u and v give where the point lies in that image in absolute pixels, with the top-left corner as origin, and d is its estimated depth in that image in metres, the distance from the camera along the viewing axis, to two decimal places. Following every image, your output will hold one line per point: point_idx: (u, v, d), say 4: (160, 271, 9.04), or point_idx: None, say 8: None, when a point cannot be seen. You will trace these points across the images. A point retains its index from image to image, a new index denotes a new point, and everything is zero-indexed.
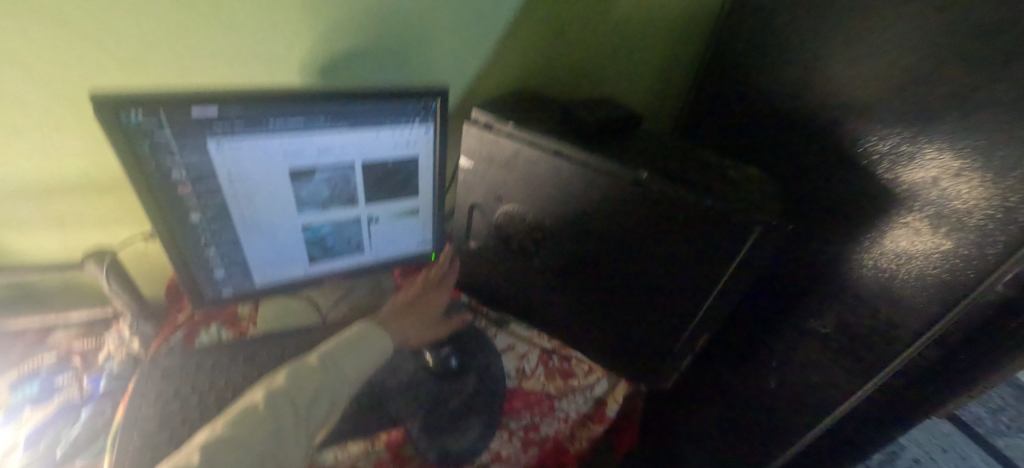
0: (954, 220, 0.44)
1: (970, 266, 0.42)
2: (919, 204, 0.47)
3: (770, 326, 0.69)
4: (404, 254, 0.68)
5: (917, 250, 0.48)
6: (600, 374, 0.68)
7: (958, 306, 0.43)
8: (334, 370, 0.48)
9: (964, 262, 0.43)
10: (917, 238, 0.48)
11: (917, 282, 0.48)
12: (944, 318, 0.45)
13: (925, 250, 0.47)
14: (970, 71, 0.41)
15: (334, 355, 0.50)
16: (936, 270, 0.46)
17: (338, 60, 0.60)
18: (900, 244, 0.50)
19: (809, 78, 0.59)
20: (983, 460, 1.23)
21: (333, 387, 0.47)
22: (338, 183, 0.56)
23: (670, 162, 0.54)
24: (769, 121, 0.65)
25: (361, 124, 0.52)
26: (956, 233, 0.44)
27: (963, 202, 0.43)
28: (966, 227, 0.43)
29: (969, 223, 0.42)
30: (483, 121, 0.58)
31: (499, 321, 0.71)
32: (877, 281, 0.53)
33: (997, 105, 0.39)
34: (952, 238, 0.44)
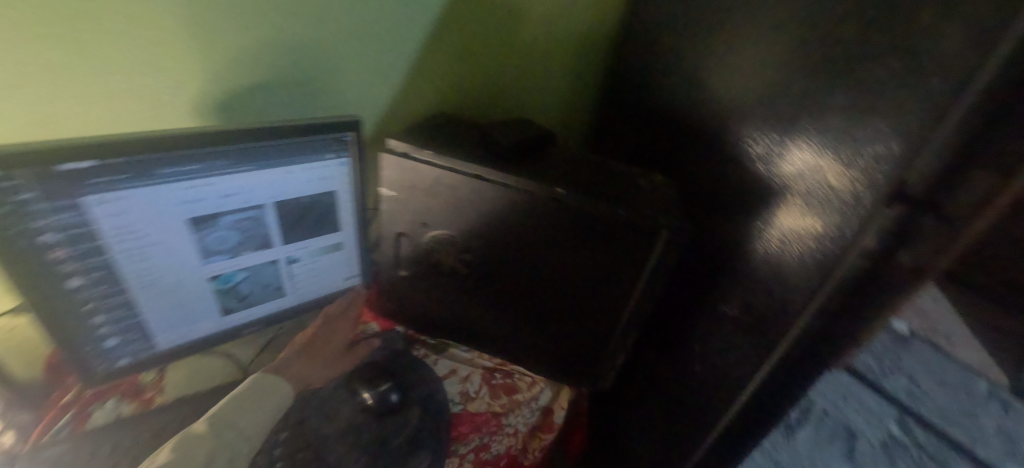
0: (819, 207, 0.51)
1: (834, 245, 0.50)
2: (793, 195, 0.55)
3: (689, 315, 0.75)
4: (330, 292, 0.66)
5: (792, 235, 0.55)
6: (543, 384, 0.70)
7: (830, 279, 0.51)
8: (229, 430, 0.48)
9: (830, 242, 0.50)
10: (792, 226, 0.55)
11: (796, 263, 0.55)
12: (820, 291, 0.52)
13: (798, 235, 0.54)
14: (827, 79, 0.48)
15: (225, 416, 0.48)
16: (810, 251, 0.53)
17: (237, 96, 0.56)
18: (778, 231, 0.57)
19: (697, 90, 0.65)
20: (875, 401, 1.43)
21: (230, 447, 0.46)
22: (247, 228, 0.52)
23: (585, 176, 0.57)
24: (668, 130, 0.72)
25: (270, 163, 0.49)
26: (822, 218, 0.51)
27: (826, 191, 0.50)
28: (829, 212, 0.50)
29: (831, 209, 0.50)
30: (401, 149, 0.56)
31: (437, 346, 0.70)
32: (767, 265, 0.60)
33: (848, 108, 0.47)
34: (818, 223, 0.52)
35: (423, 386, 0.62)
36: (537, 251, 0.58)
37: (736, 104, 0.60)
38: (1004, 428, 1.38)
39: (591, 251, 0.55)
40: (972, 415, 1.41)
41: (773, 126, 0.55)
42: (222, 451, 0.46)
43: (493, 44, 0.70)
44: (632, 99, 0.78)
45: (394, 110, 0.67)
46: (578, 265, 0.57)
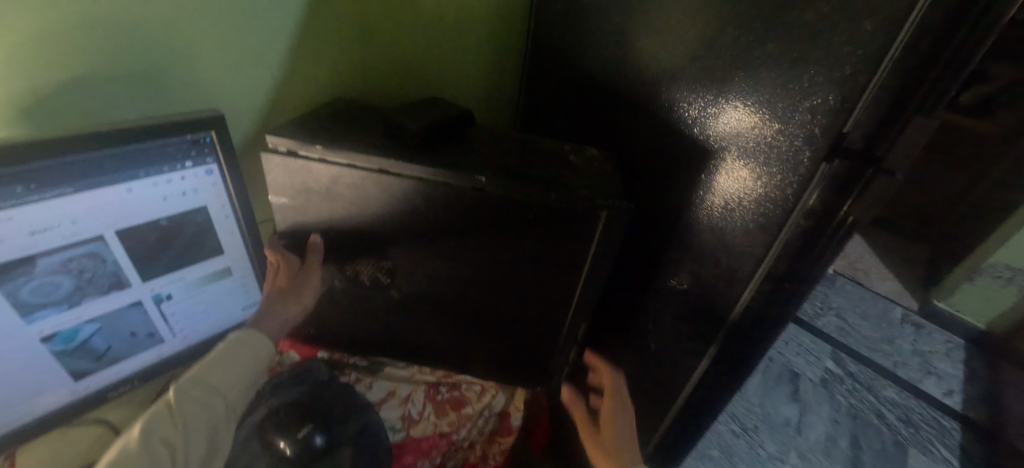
0: (760, 169, 0.48)
1: (780, 206, 0.47)
2: (731, 159, 0.51)
3: (638, 293, 0.71)
4: (226, 326, 0.55)
5: (735, 199, 0.52)
6: (495, 390, 0.63)
7: (777, 242, 0.48)
8: (224, 390, 0.43)
9: (775, 204, 0.47)
10: (733, 191, 0.52)
11: (741, 230, 0.52)
12: (768, 255, 0.50)
13: (741, 199, 0.51)
14: (760, 31, 0.44)
15: (204, 376, 0.42)
16: (755, 216, 0.50)
17: (51, 97, 0.42)
18: (720, 197, 0.54)
19: (624, 52, 0.60)
20: (812, 342, 1.53)
21: (216, 410, 0.42)
22: (85, 266, 0.40)
23: (512, 158, 0.50)
24: (598, 99, 0.66)
25: (99, 181, 0.38)
26: (764, 180, 0.48)
27: (766, 151, 0.47)
28: (771, 173, 0.47)
29: (772, 169, 0.47)
30: (284, 147, 0.46)
31: (370, 367, 0.63)
32: (711, 236, 0.56)
33: (785, 59, 0.43)
34: (761, 184, 0.48)
35: (357, 417, 0.54)
36: (464, 251, 0.50)
37: (665, 65, 0.55)
38: (918, 348, 1.53)
39: (524, 245, 0.48)
40: (891, 341, 1.55)
41: (707, 85, 0.51)
42: (206, 416, 0.41)
43: (393, 14, 0.60)
44: (555, 68, 0.71)
45: (278, 100, 0.56)
46: (511, 262, 0.50)
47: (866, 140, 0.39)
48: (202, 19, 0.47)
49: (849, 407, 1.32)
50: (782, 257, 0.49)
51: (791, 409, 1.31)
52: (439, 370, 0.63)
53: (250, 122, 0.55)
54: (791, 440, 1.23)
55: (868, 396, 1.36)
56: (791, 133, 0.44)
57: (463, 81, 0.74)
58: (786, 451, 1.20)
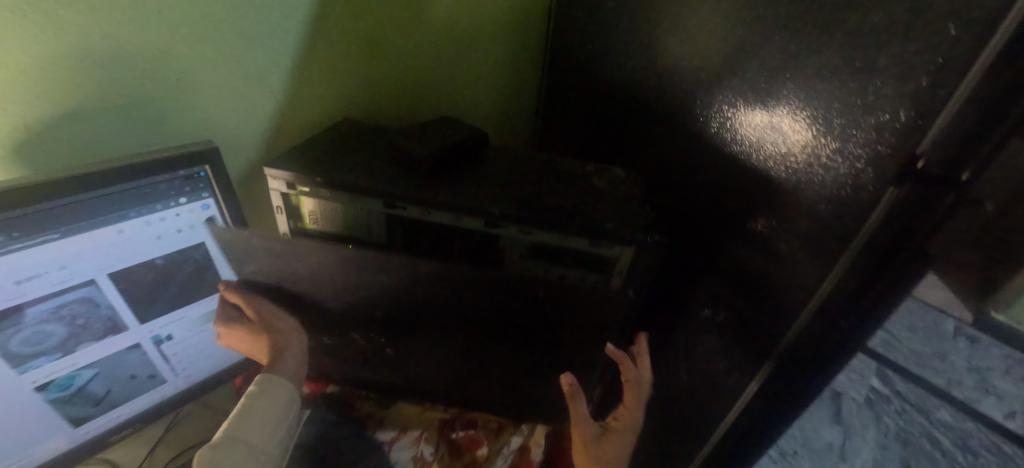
0: (810, 194, 0.42)
1: (832, 240, 0.40)
2: (777, 179, 0.45)
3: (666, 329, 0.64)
4: (232, 363, 0.52)
5: (783, 229, 0.45)
6: (513, 428, 0.59)
7: (825, 282, 0.41)
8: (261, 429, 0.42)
9: (826, 236, 0.41)
10: (778, 216, 0.46)
11: (784, 263, 0.46)
12: (814, 296, 0.43)
13: (787, 225, 0.45)
14: (813, 44, 0.39)
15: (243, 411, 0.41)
16: (800, 248, 0.44)
17: (44, 132, 0.40)
18: (763, 224, 0.47)
19: (652, 64, 0.54)
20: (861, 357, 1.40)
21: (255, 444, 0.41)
22: (77, 311, 0.38)
23: (529, 184, 0.46)
24: (624, 113, 0.61)
25: (88, 223, 0.35)
26: (813, 205, 0.42)
27: (817, 174, 0.41)
28: (821, 199, 0.41)
29: (823, 195, 0.40)
30: (285, 179, 0.43)
31: (382, 402, 0.59)
32: (750, 265, 0.50)
33: (842, 76, 0.37)
34: (812, 215, 0.42)
35: None
36: (468, 292, 0.45)
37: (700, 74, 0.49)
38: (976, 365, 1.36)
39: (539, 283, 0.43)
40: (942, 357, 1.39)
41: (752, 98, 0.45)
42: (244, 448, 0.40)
43: (402, 31, 0.57)
44: (579, 76, 0.65)
45: (278, 124, 0.53)
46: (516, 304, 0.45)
47: (942, 172, 0.31)
48: (198, 42, 0.44)
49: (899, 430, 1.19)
50: (831, 303, 0.41)
51: (834, 433, 1.19)
52: (454, 406, 0.59)
53: (250, 150, 0.52)
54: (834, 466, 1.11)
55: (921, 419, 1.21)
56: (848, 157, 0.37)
57: (477, 94, 0.69)
58: None
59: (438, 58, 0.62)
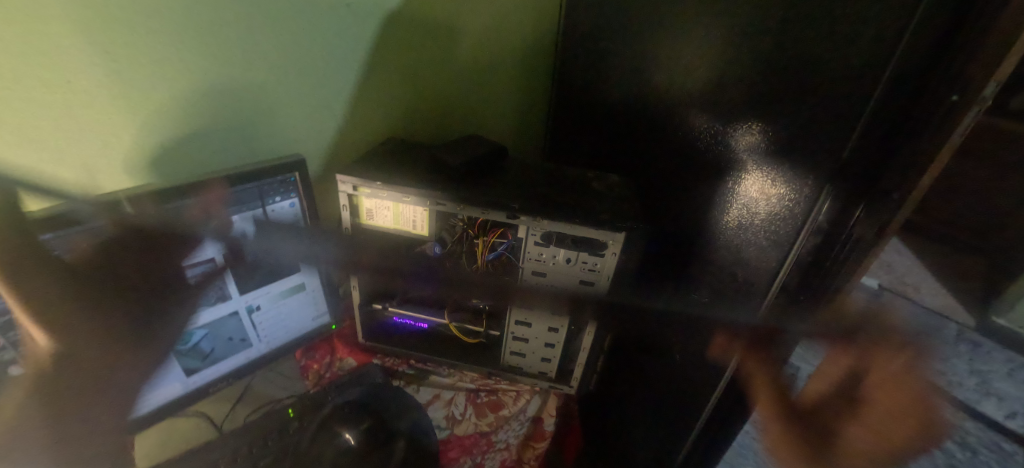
0: (764, 191, 0.50)
1: (784, 225, 0.48)
2: (738, 180, 0.54)
3: (658, 318, 0.73)
4: (300, 334, 0.64)
5: (744, 226, 0.54)
6: (530, 395, 0.69)
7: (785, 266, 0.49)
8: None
9: (780, 223, 0.48)
10: (742, 207, 0.54)
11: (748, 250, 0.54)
12: (778, 276, 0.50)
13: (750, 217, 0.53)
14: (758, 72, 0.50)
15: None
16: (762, 235, 0.51)
17: (174, 148, 0.53)
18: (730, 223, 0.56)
19: (639, 87, 0.66)
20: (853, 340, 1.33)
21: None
22: (201, 281, 0.50)
23: (541, 186, 0.58)
24: (619, 129, 0.72)
25: (215, 214, 0.48)
26: (767, 200, 0.50)
27: (767, 174, 0.49)
28: (772, 194, 0.49)
29: (774, 191, 0.49)
30: (353, 182, 0.55)
31: (418, 374, 0.69)
32: (723, 253, 0.58)
33: (781, 95, 0.47)
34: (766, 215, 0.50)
35: (408, 417, 0.60)
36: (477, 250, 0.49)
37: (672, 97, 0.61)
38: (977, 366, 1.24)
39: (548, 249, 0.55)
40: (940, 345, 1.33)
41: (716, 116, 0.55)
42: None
43: (434, 65, 0.70)
44: (579, 101, 0.78)
45: (336, 141, 0.65)
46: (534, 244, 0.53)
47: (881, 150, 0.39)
48: (282, 77, 0.57)
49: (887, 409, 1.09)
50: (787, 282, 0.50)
51: None
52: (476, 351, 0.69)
53: (314, 162, 0.65)
54: None
55: None
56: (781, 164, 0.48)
57: (495, 114, 0.82)
58: None
59: (462, 84, 0.75)
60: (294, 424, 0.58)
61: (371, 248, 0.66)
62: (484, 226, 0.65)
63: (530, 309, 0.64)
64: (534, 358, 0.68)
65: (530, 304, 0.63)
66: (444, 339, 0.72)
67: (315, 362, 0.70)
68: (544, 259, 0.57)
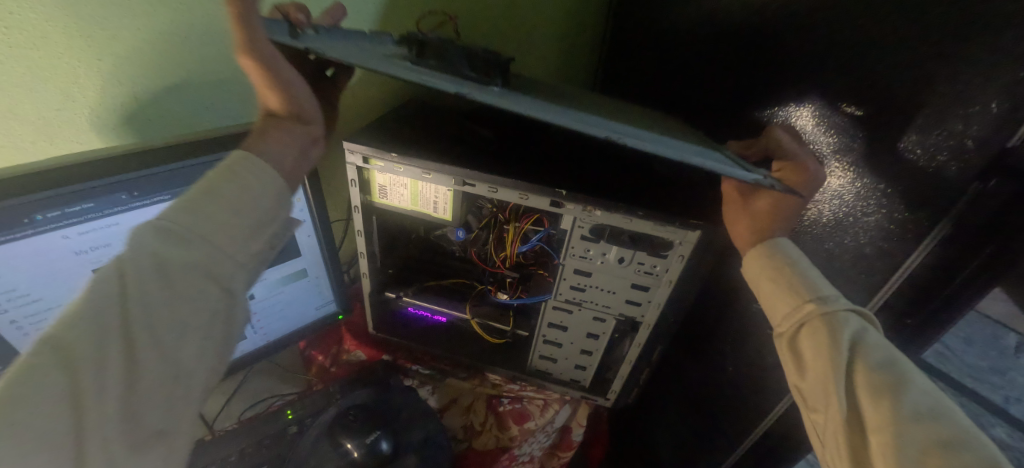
0: (881, 183, 0.39)
1: (907, 229, 0.37)
2: (839, 167, 0.42)
3: (708, 325, 0.63)
4: (301, 324, 0.56)
5: (847, 219, 0.42)
6: (559, 404, 0.60)
7: (912, 257, 0.37)
8: (78, 359, 0.24)
9: (901, 226, 0.37)
10: (841, 199, 0.42)
11: (848, 257, 0.43)
12: (885, 287, 0.40)
13: (855, 216, 0.41)
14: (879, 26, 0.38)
15: (213, 191, 0.30)
16: (868, 237, 0.40)
17: (150, 102, 0.47)
18: (818, 212, 0.45)
19: (707, 48, 0.54)
20: None
21: (190, 292, 0.28)
22: None
23: (588, 165, 0.47)
24: (678, 99, 0.60)
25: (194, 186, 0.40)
26: (884, 196, 0.38)
27: (888, 165, 0.38)
28: (893, 189, 0.38)
29: (896, 185, 0.37)
30: (360, 153, 0.45)
31: (433, 374, 0.61)
32: (815, 256, 0.47)
33: (914, 57, 0.35)
34: (875, 198, 0.39)
35: (419, 426, 0.53)
36: (527, 163, 0.46)
37: (741, 63, 0.50)
38: None
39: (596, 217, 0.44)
40: None
41: (809, 69, 0.43)
42: (184, 303, 0.27)
43: None
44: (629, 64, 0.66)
45: (343, 104, 0.56)
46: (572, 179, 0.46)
47: None
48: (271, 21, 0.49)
49: None
50: (892, 304, 0.39)
51: None
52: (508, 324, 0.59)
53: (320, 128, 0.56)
54: None
55: None
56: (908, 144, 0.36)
57: None
58: None
59: None
60: (293, 429, 0.51)
61: (383, 231, 0.57)
62: (517, 211, 0.56)
63: (569, 313, 0.53)
64: (567, 364, 0.59)
65: (570, 306, 0.53)
66: (464, 335, 0.63)
67: (320, 353, 0.63)
68: (591, 256, 0.47)
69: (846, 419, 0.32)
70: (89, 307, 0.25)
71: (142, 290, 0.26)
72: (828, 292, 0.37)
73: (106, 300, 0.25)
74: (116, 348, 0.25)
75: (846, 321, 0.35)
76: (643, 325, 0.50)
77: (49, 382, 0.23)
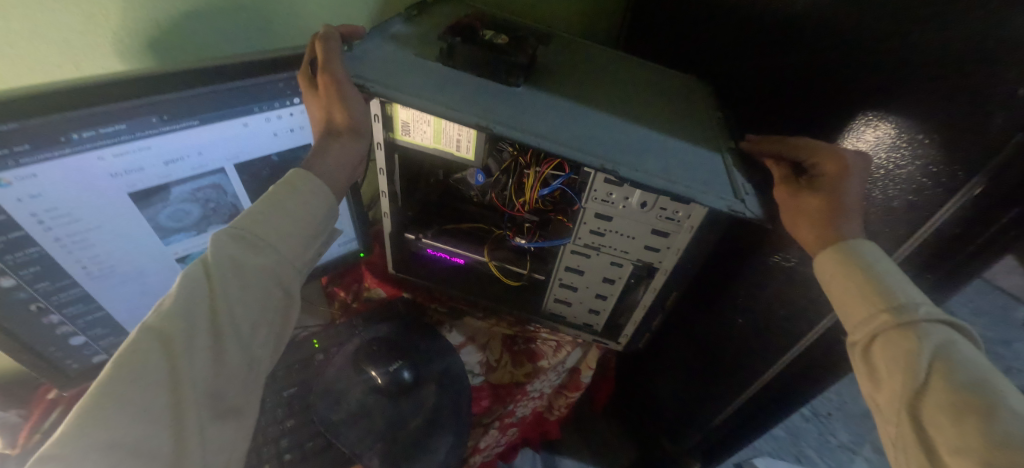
0: (917, 134, 0.37)
1: (937, 181, 0.36)
2: (876, 118, 0.40)
3: (723, 276, 0.64)
4: (326, 260, 0.58)
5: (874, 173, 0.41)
6: (571, 347, 0.62)
7: (940, 211, 0.36)
8: (173, 343, 0.31)
9: (931, 179, 0.36)
10: (873, 152, 0.41)
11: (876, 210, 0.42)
12: (911, 237, 0.39)
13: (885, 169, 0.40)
14: None
15: (270, 206, 0.37)
16: (897, 191, 0.39)
17: (169, 29, 0.47)
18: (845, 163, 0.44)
19: None
20: None
21: (259, 290, 0.35)
22: (210, 194, 0.44)
23: (613, 106, 0.46)
24: (711, 42, 0.57)
25: (222, 114, 0.40)
26: (918, 147, 0.37)
27: (927, 115, 0.36)
28: (927, 141, 0.36)
29: (930, 137, 0.36)
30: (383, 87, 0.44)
31: (451, 313, 0.63)
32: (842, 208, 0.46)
33: None
34: (905, 150, 0.38)
35: (438, 360, 0.56)
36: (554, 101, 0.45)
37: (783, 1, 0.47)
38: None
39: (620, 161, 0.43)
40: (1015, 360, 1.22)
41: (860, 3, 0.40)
42: (252, 299, 0.35)
43: None
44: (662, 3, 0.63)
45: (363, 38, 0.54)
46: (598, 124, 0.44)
47: None
48: None
49: None
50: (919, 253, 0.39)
51: None
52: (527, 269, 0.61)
53: None
54: (868, 435, 1.15)
55: None
56: (949, 85, 0.34)
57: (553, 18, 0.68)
58: (861, 443, 1.13)
59: None
60: (319, 357, 0.55)
61: (405, 170, 0.57)
62: (539, 155, 0.55)
63: (587, 257, 0.54)
64: (582, 308, 0.60)
65: (588, 251, 0.53)
66: (481, 278, 0.65)
67: (342, 289, 0.66)
68: (613, 200, 0.47)
69: (921, 440, 0.32)
70: (183, 299, 0.32)
71: (223, 292, 0.33)
72: (906, 301, 0.36)
73: (194, 301, 0.32)
74: (201, 336, 0.32)
75: (930, 334, 0.34)
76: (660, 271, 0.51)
77: (154, 361, 0.30)
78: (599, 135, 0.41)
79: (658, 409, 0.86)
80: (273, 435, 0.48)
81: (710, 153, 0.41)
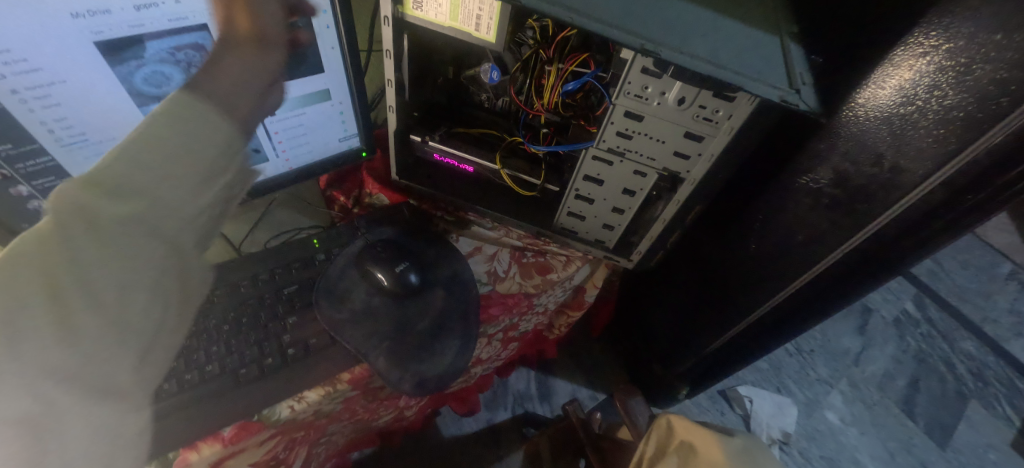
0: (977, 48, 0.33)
1: (1000, 98, 0.32)
2: (929, 32, 0.36)
3: (741, 199, 0.62)
4: (327, 156, 0.54)
5: (918, 94, 0.38)
6: (581, 263, 0.60)
7: (999, 128, 0.33)
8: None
9: (991, 95, 0.33)
10: (922, 71, 0.37)
11: (916, 132, 0.38)
12: (953, 159, 0.36)
13: (932, 88, 0.37)
14: None
15: (153, 139, 0.25)
16: (946, 111, 0.36)
17: None
18: (890, 88, 0.40)
19: None
20: (894, 295, 1.40)
21: (118, 258, 0.24)
22: (191, 58, 0.38)
23: None
24: None
25: None
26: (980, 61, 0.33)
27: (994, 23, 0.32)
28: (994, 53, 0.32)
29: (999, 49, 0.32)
30: None
31: (458, 222, 0.60)
32: (874, 134, 0.42)
33: None
34: (962, 67, 0.34)
35: (446, 266, 0.53)
36: None
37: None
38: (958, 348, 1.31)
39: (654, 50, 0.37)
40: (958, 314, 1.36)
41: None
42: (116, 266, 0.24)
43: None
44: None
45: None
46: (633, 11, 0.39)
47: None
48: None
49: (916, 349, 1.28)
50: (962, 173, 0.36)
51: (853, 342, 1.27)
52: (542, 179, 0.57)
53: None
54: (844, 369, 1.21)
55: (939, 344, 1.31)
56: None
57: None
58: (837, 377, 1.19)
59: None
60: (320, 257, 0.52)
61: (413, 59, 0.51)
62: (563, 48, 0.50)
63: (609, 165, 0.51)
64: (595, 223, 0.58)
65: (611, 158, 0.50)
66: (491, 189, 0.61)
67: (342, 194, 0.62)
68: (648, 97, 0.43)
69: None
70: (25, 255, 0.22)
71: (73, 252, 0.22)
72: None
73: (41, 274, 0.22)
74: (36, 336, 0.22)
75: None
76: (688, 182, 0.47)
77: None
78: (638, 12, 0.34)
79: (654, 334, 0.88)
80: (276, 331, 0.46)
81: (764, 42, 0.36)
